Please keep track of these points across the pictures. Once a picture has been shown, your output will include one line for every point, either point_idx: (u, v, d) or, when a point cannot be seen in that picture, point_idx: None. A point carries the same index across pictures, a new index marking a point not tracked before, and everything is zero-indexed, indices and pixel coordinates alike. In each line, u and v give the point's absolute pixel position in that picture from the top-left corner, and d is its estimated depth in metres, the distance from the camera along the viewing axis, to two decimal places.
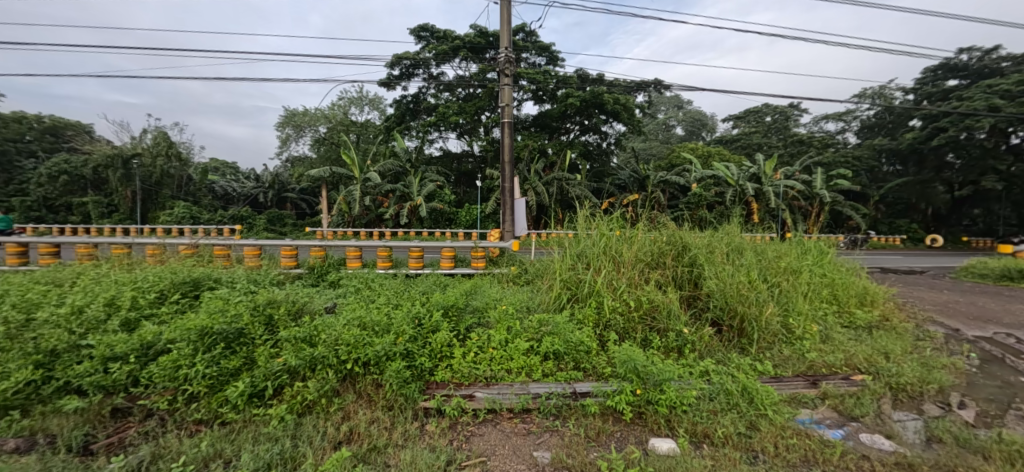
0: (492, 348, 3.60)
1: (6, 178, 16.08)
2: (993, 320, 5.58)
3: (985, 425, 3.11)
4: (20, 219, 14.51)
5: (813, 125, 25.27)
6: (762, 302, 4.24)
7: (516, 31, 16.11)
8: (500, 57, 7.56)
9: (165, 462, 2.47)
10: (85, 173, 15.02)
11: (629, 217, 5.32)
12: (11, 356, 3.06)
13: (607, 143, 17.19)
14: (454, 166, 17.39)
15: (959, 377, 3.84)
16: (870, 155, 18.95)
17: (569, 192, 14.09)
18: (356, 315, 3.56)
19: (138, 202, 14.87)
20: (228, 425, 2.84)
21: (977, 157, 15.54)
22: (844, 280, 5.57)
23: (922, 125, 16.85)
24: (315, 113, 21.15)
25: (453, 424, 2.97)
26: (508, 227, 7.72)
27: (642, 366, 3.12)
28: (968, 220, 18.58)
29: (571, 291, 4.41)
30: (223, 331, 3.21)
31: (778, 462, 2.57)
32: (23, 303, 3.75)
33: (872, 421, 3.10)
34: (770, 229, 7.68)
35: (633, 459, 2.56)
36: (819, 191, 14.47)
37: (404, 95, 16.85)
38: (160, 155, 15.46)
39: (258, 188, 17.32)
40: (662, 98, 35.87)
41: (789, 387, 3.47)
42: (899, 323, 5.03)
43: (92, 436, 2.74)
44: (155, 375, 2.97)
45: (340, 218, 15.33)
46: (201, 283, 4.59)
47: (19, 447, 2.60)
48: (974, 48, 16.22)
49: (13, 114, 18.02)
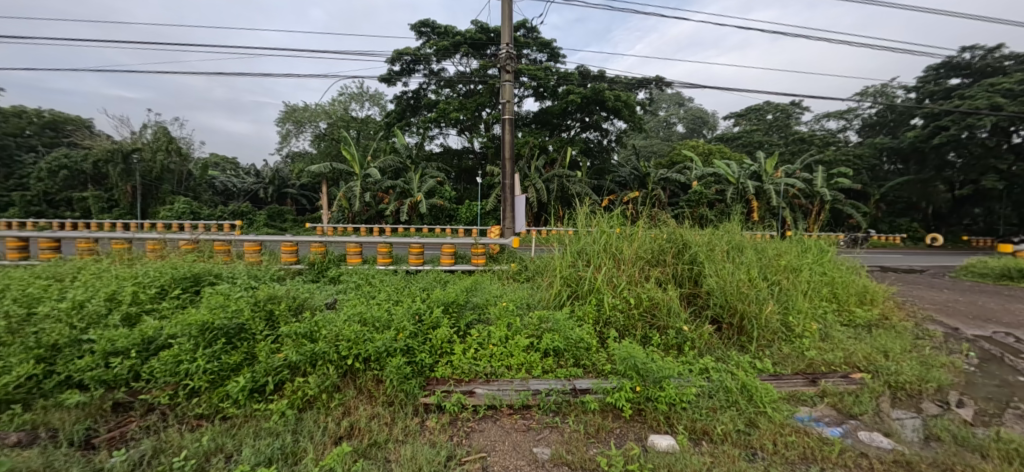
0: (492, 344, 3.61)
1: (6, 173, 16.03)
2: (992, 319, 5.59)
3: (983, 424, 3.11)
4: (20, 214, 14.49)
5: (813, 123, 25.19)
6: (761, 300, 4.26)
7: (517, 27, 16.02)
8: (502, 52, 7.53)
9: (167, 457, 2.48)
10: (85, 168, 15.01)
11: (629, 215, 5.30)
12: (12, 351, 3.07)
13: (608, 140, 17.27)
14: (454, 163, 17.39)
15: (958, 376, 3.85)
16: (872, 154, 18.91)
17: (570, 189, 14.04)
18: (356, 311, 3.60)
19: (138, 197, 14.86)
20: (229, 419, 2.85)
21: (979, 156, 15.52)
22: (845, 278, 5.58)
23: (924, 123, 16.82)
24: (315, 108, 21.19)
25: (454, 420, 2.97)
26: (509, 224, 7.72)
27: (642, 363, 3.14)
28: (968, 219, 18.56)
29: (571, 289, 4.41)
30: (224, 325, 3.24)
31: (777, 459, 2.58)
32: (24, 298, 3.76)
33: (870, 419, 3.11)
34: (769, 227, 7.68)
35: (633, 456, 2.57)
36: (819, 189, 14.43)
37: (404, 91, 16.87)
38: (161, 150, 15.37)
39: (258, 183, 17.35)
40: (662, 96, 35.68)
41: (788, 385, 3.48)
42: (899, 322, 5.04)
43: (94, 430, 2.73)
44: (156, 370, 2.98)
45: (340, 215, 15.25)
46: (202, 278, 4.60)
47: (22, 441, 2.60)
48: (976, 47, 16.15)
49: (13, 108, 18.04)
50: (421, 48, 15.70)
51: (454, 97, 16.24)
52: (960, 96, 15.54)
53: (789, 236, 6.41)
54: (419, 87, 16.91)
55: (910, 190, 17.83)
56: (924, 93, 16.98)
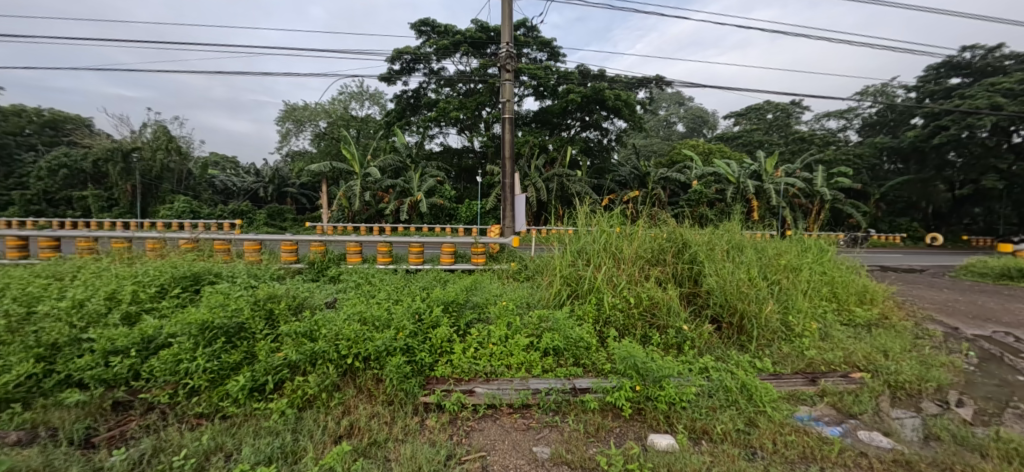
0: (492, 343, 3.61)
1: (6, 172, 16.01)
2: (992, 319, 5.60)
3: (983, 424, 3.12)
4: (20, 212, 14.49)
5: (814, 122, 25.18)
6: (761, 299, 4.26)
7: (517, 26, 16.01)
8: (502, 52, 7.52)
9: (166, 456, 2.48)
10: (85, 166, 15.01)
11: (629, 214, 5.31)
12: (12, 349, 3.07)
13: (608, 139, 17.28)
14: (454, 162, 17.39)
15: (958, 375, 3.86)
16: (872, 153, 18.90)
17: (570, 188, 14.04)
18: (356, 310, 3.61)
19: (138, 196, 14.85)
20: (229, 418, 2.85)
21: (979, 156, 15.52)
22: (844, 277, 5.59)
23: (925, 123, 16.81)
24: (315, 107, 21.20)
25: (453, 419, 2.97)
26: (509, 223, 7.73)
27: (642, 363, 3.14)
28: (968, 219, 18.56)
29: (571, 288, 4.41)
30: (224, 324, 3.25)
31: (777, 459, 2.58)
32: (24, 297, 3.76)
33: (869, 418, 3.11)
34: (768, 226, 7.68)
35: (633, 455, 2.57)
36: (820, 189, 14.42)
37: (404, 90, 16.86)
38: (161, 149, 15.36)
39: (258, 182, 17.36)
40: (662, 95, 35.62)
41: (788, 384, 3.49)
42: (899, 322, 5.05)
43: (94, 429, 2.72)
44: (155, 369, 2.98)
45: (340, 214, 15.22)
46: (202, 277, 4.60)
47: (22, 440, 2.59)
48: (977, 47, 16.15)
49: (13, 107, 18.03)
50: (421, 47, 15.68)
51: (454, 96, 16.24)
52: (960, 96, 15.53)
53: (789, 235, 6.41)
54: (419, 86, 16.90)
55: (910, 190, 17.84)
56: (924, 92, 16.98)
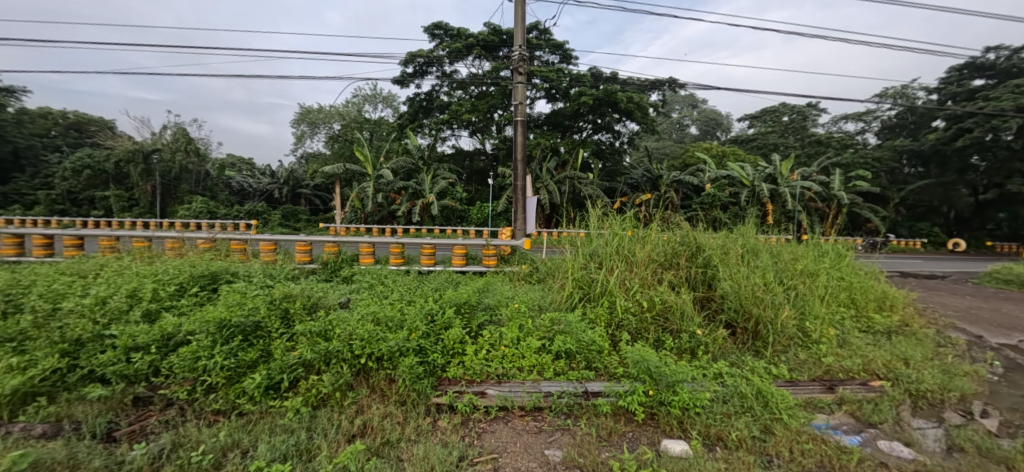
0: (504, 345, 3.61)
1: (33, 172, 16.50)
2: (1019, 327, 5.43)
3: (1009, 435, 3.03)
4: (45, 211, 14.96)
5: (831, 125, 24.65)
6: (778, 304, 4.18)
7: (530, 29, 16.03)
8: (513, 54, 7.34)
9: (186, 451, 2.53)
10: (107, 167, 15.42)
11: (642, 217, 5.23)
12: (38, 344, 3.15)
13: (620, 142, 17.23)
14: (466, 164, 17.49)
15: (982, 385, 3.75)
16: (891, 156, 18.46)
17: (581, 191, 13.97)
18: (370, 310, 3.66)
19: (158, 196, 15.20)
20: (245, 415, 2.89)
21: (1004, 159, 15.11)
22: (863, 283, 5.46)
23: (946, 125, 16.41)
24: (329, 110, 21.62)
25: (465, 420, 2.98)
26: (520, 226, 7.60)
27: (655, 367, 3.10)
28: (991, 224, 18.13)
29: (583, 291, 4.39)
30: (241, 323, 3.29)
31: (793, 466, 2.55)
32: (50, 294, 3.85)
33: (890, 428, 3.05)
34: (784, 231, 7.50)
35: (645, 460, 2.55)
36: (837, 192, 14.17)
37: (418, 93, 17.05)
38: (179, 151, 15.81)
39: (273, 183, 17.62)
40: (676, 97, 35.16)
41: (804, 391, 3.42)
42: (919, 329, 4.93)
43: (115, 423, 2.80)
44: (175, 366, 3.04)
45: (353, 215, 15.46)
46: (219, 276, 4.69)
47: (47, 433, 2.67)
48: (1001, 48, 15.76)
49: (40, 109, 18.70)
50: (434, 50, 15.81)
51: (467, 99, 16.34)
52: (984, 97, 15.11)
53: (805, 239, 6.24)
54: (432, 90, 17.05)
55: (930, 194, 17.47)
56: (946, 94, 16.61)
